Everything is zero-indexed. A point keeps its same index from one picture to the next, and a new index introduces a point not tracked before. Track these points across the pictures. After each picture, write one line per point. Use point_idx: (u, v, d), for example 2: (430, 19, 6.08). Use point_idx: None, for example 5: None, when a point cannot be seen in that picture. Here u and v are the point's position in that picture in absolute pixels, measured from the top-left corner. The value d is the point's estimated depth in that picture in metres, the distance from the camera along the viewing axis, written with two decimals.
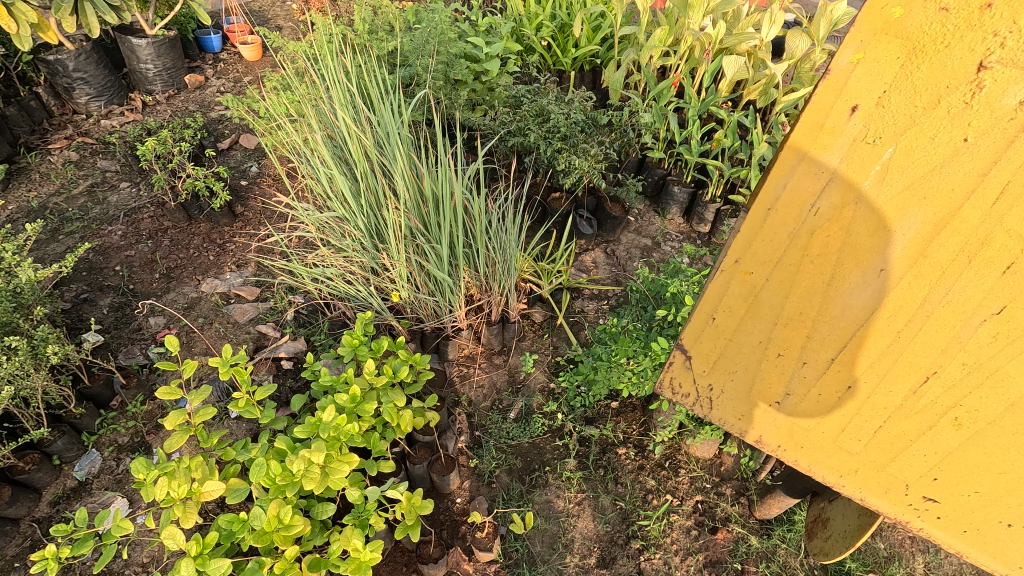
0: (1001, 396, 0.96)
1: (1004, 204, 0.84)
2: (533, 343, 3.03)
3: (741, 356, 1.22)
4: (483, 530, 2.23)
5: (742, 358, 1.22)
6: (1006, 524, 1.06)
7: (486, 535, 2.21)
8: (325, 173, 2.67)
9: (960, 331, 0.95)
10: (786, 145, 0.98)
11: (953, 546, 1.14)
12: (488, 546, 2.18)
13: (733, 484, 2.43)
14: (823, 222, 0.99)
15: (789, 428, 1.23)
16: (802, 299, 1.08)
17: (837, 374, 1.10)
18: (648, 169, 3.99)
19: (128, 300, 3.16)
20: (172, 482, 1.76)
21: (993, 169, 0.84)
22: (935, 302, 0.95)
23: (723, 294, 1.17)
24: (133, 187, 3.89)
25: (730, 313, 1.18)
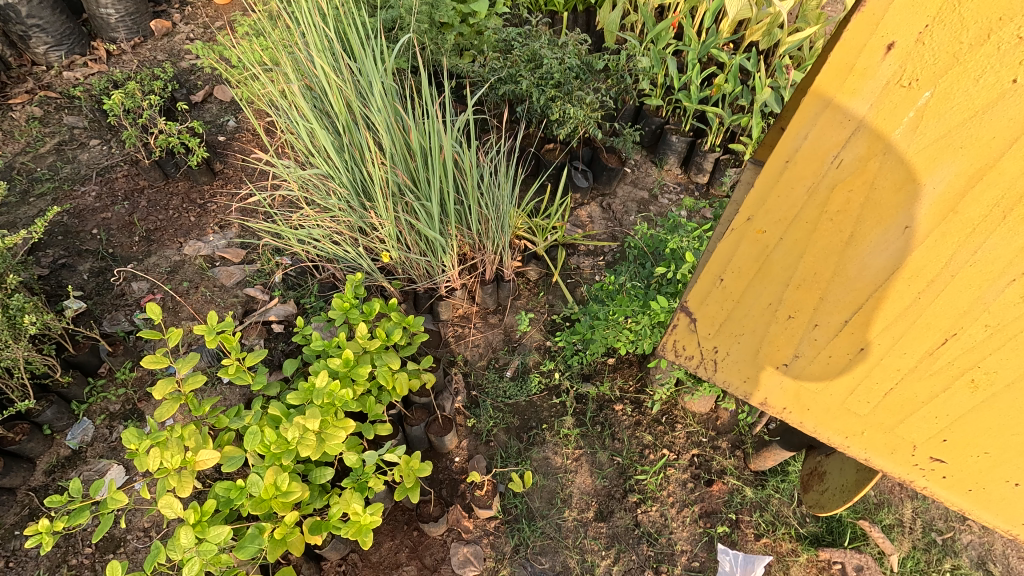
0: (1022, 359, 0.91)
1: None
2: (529, 302, 2.98)
3: (749, 318, 1.16)
4: (483, 488, 2.23)
5: (749, 320, 1.17)
6: (1014, 484, 1.03)
7: (485, 493, 2.22)
8: (306, 128, 2.51)
9: (986, 292, 0.89)
10: (808, 90, 0.89)
11: (956, 505, 1.13)
12: (487, 504, 2.18)
13: (729, 437, 2.45)
14: (846, 177, 0.91)
15: (795, 390, 1.19)
16: (818, 258, 1.01)
17: (850, 336, 1.05)
18: (645, 117, 3.82)
19: (108, 265, 3.05)
20: (165, 452, 1.73)
21: None
22: (961, 262, 0.88)
23: (732, 254, 1.11)
24: (104, 145, 3.69)
25: (739, 274, 1.12)
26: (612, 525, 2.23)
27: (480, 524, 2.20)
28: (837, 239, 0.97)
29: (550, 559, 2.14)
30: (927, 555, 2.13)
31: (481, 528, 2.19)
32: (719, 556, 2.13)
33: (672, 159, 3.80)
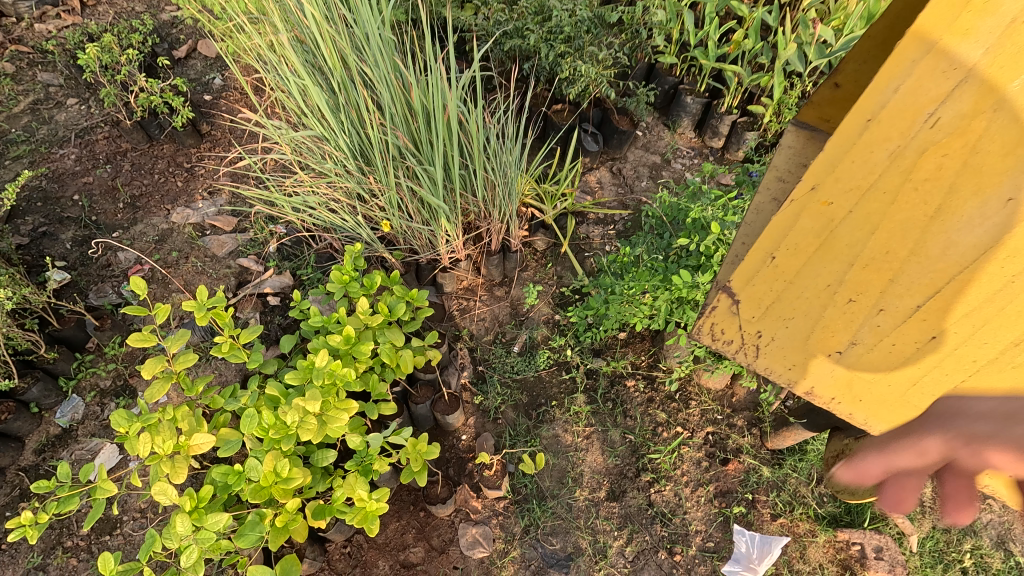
0: None
1: None
2: (536, 273, 2.84)
3: (802, 300, 1.02)
4: (492, 467, 2.17)
5: (801, 302, 1.02)
6: None
7: (495, 472, 2.17)
8: (297, 84, 2.30)
9: None
10: (906, 31, 0.66)
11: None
12: (497, 484, 2.13)
13: (746, 415, 2.37)
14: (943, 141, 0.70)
15: (849, 379, 1.07)
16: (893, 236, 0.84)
17: (923, 325, 0.89)
18: (659, 76, 3.59)
19: (92, 233, 2.89)
20: (156, 438, 1.61)
21: None
22: None
23: (789, 227, 0.94)
24: (82, 104, 3.45)
25: (795, 251, 0.97)
26: (624, 505, 2.17)
27: (490, 503, 2.14)
28: (922, 215, 0.79)
29: (561, 539, 2.09)
30: (947, 536, 2.08)
31: (490, 508, 2.13)
32: (735, 537, 2.07)
33: (686, 121, 3.59)
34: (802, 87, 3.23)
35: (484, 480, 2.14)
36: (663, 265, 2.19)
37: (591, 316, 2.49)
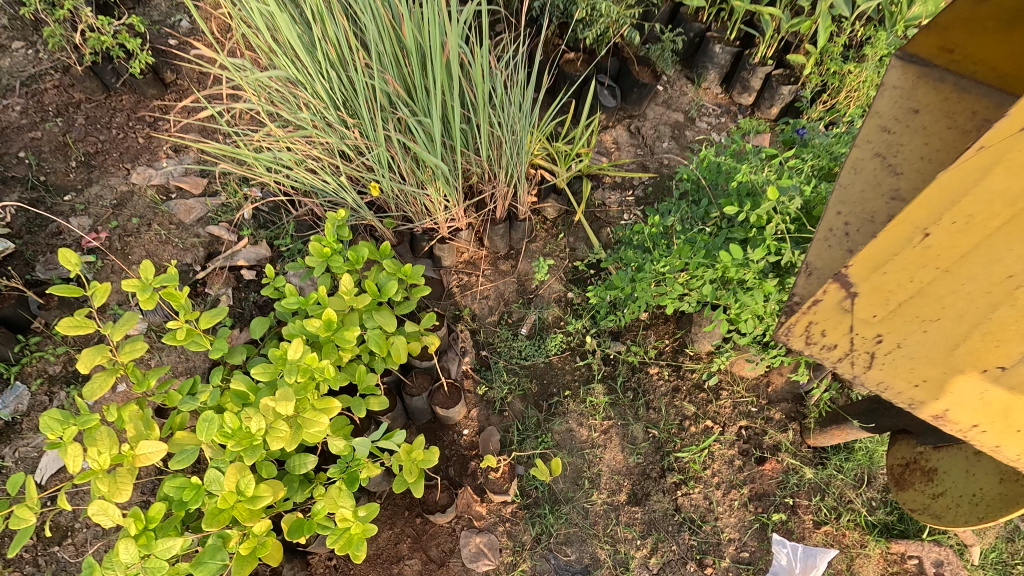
0: None
1: None
2: (546, 245, 2.52)
3: (960, 297, 0.72)
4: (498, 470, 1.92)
5: (957, 300, 0.72)
6: None
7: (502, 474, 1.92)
8: (262, 13, 1.88)
9: None
10: None
11: None
12: (506, 489, 1.89)
13: (783, 408, 2.10)
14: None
15: (1005, 407, 0.76)
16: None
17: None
18: (684, 22, 3.17)
19: (39, 196, 2.52)
20: (92, 447, 1.31)
21: None
22: None
23: (965, 187, 0.66)
24: (28, 47, 3.02)
25: (965, 226, 0.67)
26: (648, 510, 1.91)
27: (495, 508, 1.89)
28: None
29: (577, 549, 1.84)
30: (1010, 546, 1.85)
31: (496, 514, 1.88)
32: (774, 548, 1.83)
33: (712, 74, 3.19)
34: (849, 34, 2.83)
35: (490, 484, 1.90)
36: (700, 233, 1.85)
37: (613, 296, 2.18)
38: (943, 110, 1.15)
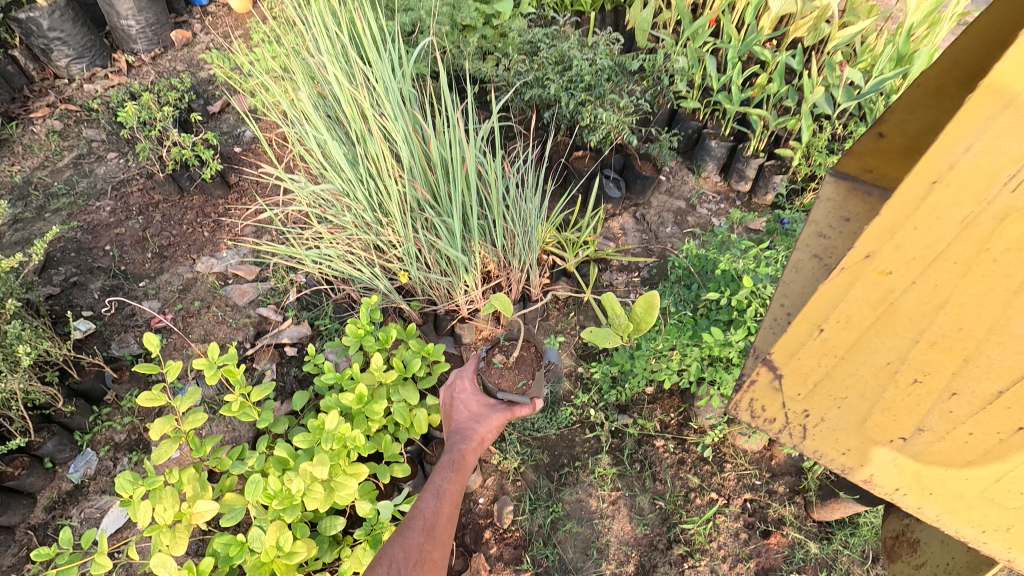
0: None
1: None
2: (558, 323, 2.73)
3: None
4: (507, 356, 1.93)
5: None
6: None
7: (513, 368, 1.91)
8: (316, 138, 2.32)
9: None
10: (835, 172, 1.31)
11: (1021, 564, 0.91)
12: (521, 389, 1.85)
13: (787, 481, 2.18)
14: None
15: (915, 469, 0.93)
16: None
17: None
18: (681, 121, 3.52)
19: (120, 283, 2.94)
20: (159, 505, 1.56)
21: None
22: None
23: (994, 164, 0.65)
24: (121, 158, 3.64)
25: (941, 274, 0.74)
26: None
27: None
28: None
29: None
30: None
31: None
32: None
33: (711, 165, 3.51)
34: (831, 131, 3.16)
35: (497, 379, 1.84)
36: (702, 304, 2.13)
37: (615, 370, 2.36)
38: (853, 324, 0.85)
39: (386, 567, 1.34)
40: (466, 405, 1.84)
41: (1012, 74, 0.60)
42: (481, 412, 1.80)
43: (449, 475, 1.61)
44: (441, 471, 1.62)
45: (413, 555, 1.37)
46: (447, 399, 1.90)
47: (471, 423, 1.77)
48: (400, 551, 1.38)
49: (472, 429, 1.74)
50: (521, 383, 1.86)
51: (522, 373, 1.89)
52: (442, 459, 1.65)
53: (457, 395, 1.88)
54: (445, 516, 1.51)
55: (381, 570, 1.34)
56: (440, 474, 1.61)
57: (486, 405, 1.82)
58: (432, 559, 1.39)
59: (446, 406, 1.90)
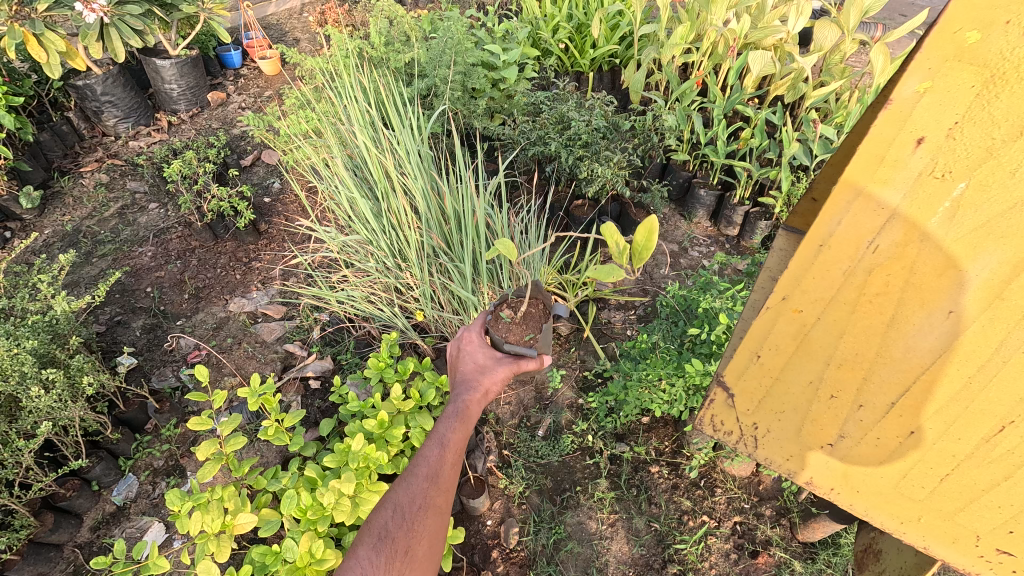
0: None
1: (982, 372, 0.89)
2: (560, 358, 2.96)
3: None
4: (515, 313, 1.99)
5: (937, 404, 0.96)
6: None
7: (520, 323, 1.98)
8: (347, 195, 2.69)
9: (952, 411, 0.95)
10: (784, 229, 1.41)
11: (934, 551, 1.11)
12: (528, 343, 1.90)
13: (774, 504, 2.34)
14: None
15: (844, 472, 1.14)
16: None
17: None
18: (672, 172, 3.84)
19: (159, 322, 3.21)
20: (206, 516, 1.79)
21: None
22: (931, 350, 0.92)
23: (860, 233, 0.90)
24: (161, 208, 3.99)
25: (837, 312, 0.98)
26: None
27: None
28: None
29: None
30: None
31: None
32: None
33: (701, 212, 3.80)
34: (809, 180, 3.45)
35: (504, 332, 1.91)
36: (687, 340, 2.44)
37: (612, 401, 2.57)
38: (781, 351, 1.09)
39: (391, 510, 1.38)
40: (473, 357, 1.87)
41: (858, 173, 0.86)
42: (485, 364, 1.82)
43: (453, 423, 1.58)
44: (446, 421, 1.59)
45: (418, 500, 1.39)
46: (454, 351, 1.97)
47: (476, 375, 1.78)
48: (405, 496, 1.40)
49: (476, 380, 1.75)
50: (528, 337, 1.93)
51: (529, 327, 1.98)
52: (447, 409, 1.62)
53: (464, 347, 1.92)
54: (449, 464, 1.49)
55: (386, 513, 1.38)
56: (444, 423, 1.58)
57: (491, 358, 1.83)
58: (437, 504, 1.41)
59: (454, 362, 1.93)
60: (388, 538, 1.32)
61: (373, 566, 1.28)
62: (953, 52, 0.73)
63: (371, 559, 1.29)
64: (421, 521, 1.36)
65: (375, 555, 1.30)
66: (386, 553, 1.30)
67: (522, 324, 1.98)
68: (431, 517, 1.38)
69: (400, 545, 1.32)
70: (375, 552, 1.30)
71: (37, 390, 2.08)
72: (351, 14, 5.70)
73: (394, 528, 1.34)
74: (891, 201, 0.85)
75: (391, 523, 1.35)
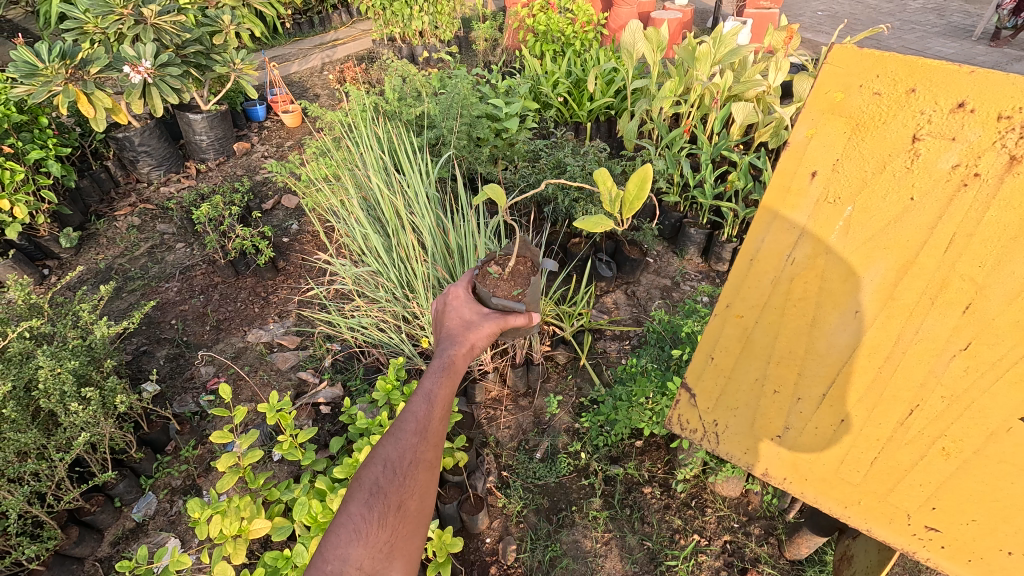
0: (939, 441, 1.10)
1: (887, 362, 1.11)
2: (557, 385, 3.12)
3: (973, 424, 1.06)
4: (502, 270, 2.17)
5: (858, 394, 1.16)
6: (973, 519, 1.11)
7: (508, 279, 2.13)
8: (361, 232, 2.97)
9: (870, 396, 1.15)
10: None
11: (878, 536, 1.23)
12: (517, 299, 2.01)
13: (763, 523, 2.43)
14: (912, 134, 1.02)
15: (793, 461, 1.29)
16: (964, 219, 1.00)
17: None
18: (664, 213, 4.10)
19: (182, 351, 3.42)
20: (224, 520, 1.92)
21: (939, 225, 1.02)
22: (846, 344, 1.14)
23: (781, 247, 1.18)
24: (187, 247, 4.29)
25: (771, 315, 1.23)
26: None
27: None
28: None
29: None
30: None
31: None
32: None
33: (692, 249, 4.02)
34: None
35: (491, 288, 2.03)
36: (673, 362, 2.69)
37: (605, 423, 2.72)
38: (731, 351, 1.32)
39: (381, 466, 1.40)
40: (458, 312, 1.98)
41: (776, 203, 1.17)
42: (471, 318, 1.93)
43: (440, 378, 1.61)
44: (432, 376, 1.61)
45: (408, 456, 1.42)
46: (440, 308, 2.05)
47: (462, 331, 1.86)
48: (395, 451, 1.42)
49: (462, 335, 1.83)
50: (516, 292, 2.06)
51: (517, 283, 2.10)
52: (433, 363, 1.66)
53: (451, 303, 2.03)
54: (437, 419, 1.52)
55: (376, 468, 1.40)
56: (431, 379, 1.60)
57: (478, 313, 1.95)
58: (427, 459, 1.44)
59: (440, 318, 2.02)
60: (380, 493, 1.36)
61: (366, 521, 1.33)
62: (828, 107, 1.08)
63: (364, 514, 1.33)
64: (412, 476, 1.40)
65: (368, 511, 1.34)
66: (378, 509, 1.34)
67: (510, 281, 2.12)
68: (422, 471, 1.42)
69: (392, 500, 1.36)
70: (367, 508, 1.34)
71: (76, 405, 2.28)
72: (368, 72, 6.21)
73: (385, 484, 1.38)
74: (801, 221, 1.15)
75: (382, 479, 1.38)
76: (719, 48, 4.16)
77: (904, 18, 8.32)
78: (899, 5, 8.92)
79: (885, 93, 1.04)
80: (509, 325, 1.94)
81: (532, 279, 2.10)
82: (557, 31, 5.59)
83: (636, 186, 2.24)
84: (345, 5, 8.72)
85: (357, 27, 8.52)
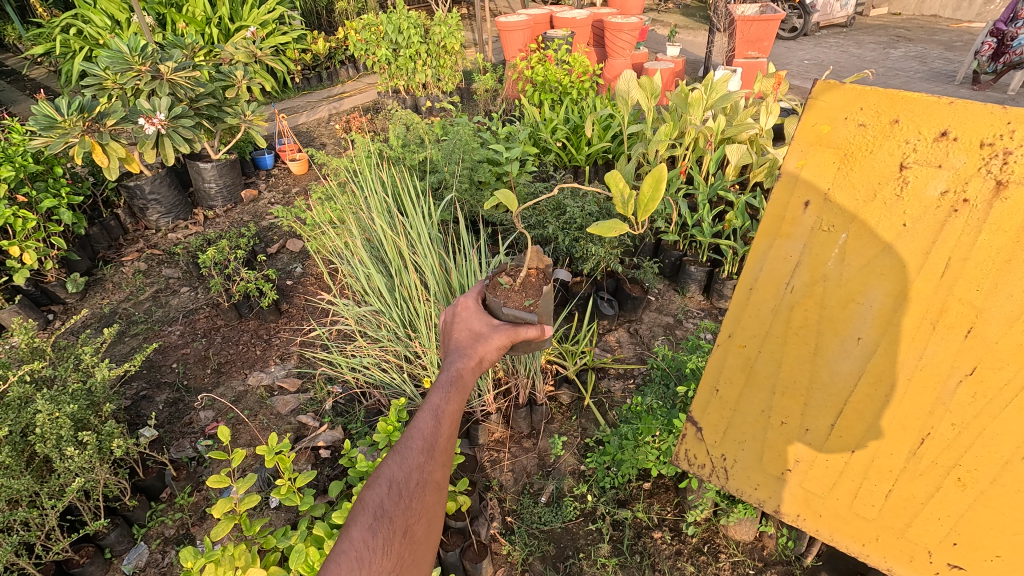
0: (954, 472, 1.19)
1: (894, 393, 1.19)
2: (562, 425, 3.05)
3: (985, 452, 1.13)
4: (513, 280, 2.17)
5: (864, 422, 1.25)
6: (996, 555, 1.20)
7: (519, 290, 2.11)
8: (364, 272, 3.01)
9: (878, 424, 1.24)
10: None
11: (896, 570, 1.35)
12: (529, 308, 2.00)
13: (779, 570, 2.32)
14: (898, 161, 1.08)
15: (804, 496, 1.41)
16: (958, 244, 1.06)
17: None
18: (664, 251, 4.14)
19: (182, 395, 3.39)
20: (218, 569, 1.86)
21: (933, 249, 1.08)
22: (851, 372, 1.23)
23: (778, 276, 1.27)
24: (191, 291, 4.33)
25: (773, 344, 1.33)
26: None
27: None
28: None
29: None
30: None
31: None
32: None
33: (693, 287, 4.03)
34: None
35: (502, 298, 2.02)
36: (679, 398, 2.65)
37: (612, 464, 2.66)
38: (734, 384, 1.43)
39: (386, 487, 1.36)
40: (467, 322, 1.98)
41: (774, 235, 1.25)
42: (481, 330, 1.91)
43: (447, 393, 1.56)
44: (440, 391, 1.56)
45: (415, 476, 1.38)
46: (449, 319, 2.02)
47: (471, 344, 1.83)
48: (401, 472, 1.38)
49: (471, 348, 1.79)
50: (528, 302, 2.03)
51: (528, 294, 2.08)
52: (441, 377, 1.61)
53: (460, 313, 2.03)
54: (445, 435, 1.48)
55: (380, 490, 1.35)
56: (439, 393, 1.55)
57: (489, 325, 1.92)
58: (435, 479, 1.41)
59: (447, 327, 2.00)
60: (385, 517, 1.32)
61: (369, 548, 1.28)
62: (814, 139, 1.16)
63: (367, 540, 1.29)
64: (417, 499, 1.37)
65: (371, 536, 1.30)
66: (382, 534, 1.30)
67: (521, 291, 2.11)
68: (429, 494, 1.39)
69: (397, 525, 1.33)
70: (370, 533, 1.30)
71: (71, 450, 2.23)
72: (373, 122, 6.43)
73: (390, 508, 1.33)
74: (796, 249, 1.23)
75: (387, 502, 1.34)
76: (711, 94, 4.36)
77: (888, 65, 8.67)
78: (882, 54, 9.31)
79: (870, 124, 1.11)
80: (520, 337, 1.91)
81: (544, 289, 2.09)
82: (555, 81, 5.83)
83: (650, 187, 2.22)
84: (353, 61, 9.13)
85: (363, 81, 8.88)
